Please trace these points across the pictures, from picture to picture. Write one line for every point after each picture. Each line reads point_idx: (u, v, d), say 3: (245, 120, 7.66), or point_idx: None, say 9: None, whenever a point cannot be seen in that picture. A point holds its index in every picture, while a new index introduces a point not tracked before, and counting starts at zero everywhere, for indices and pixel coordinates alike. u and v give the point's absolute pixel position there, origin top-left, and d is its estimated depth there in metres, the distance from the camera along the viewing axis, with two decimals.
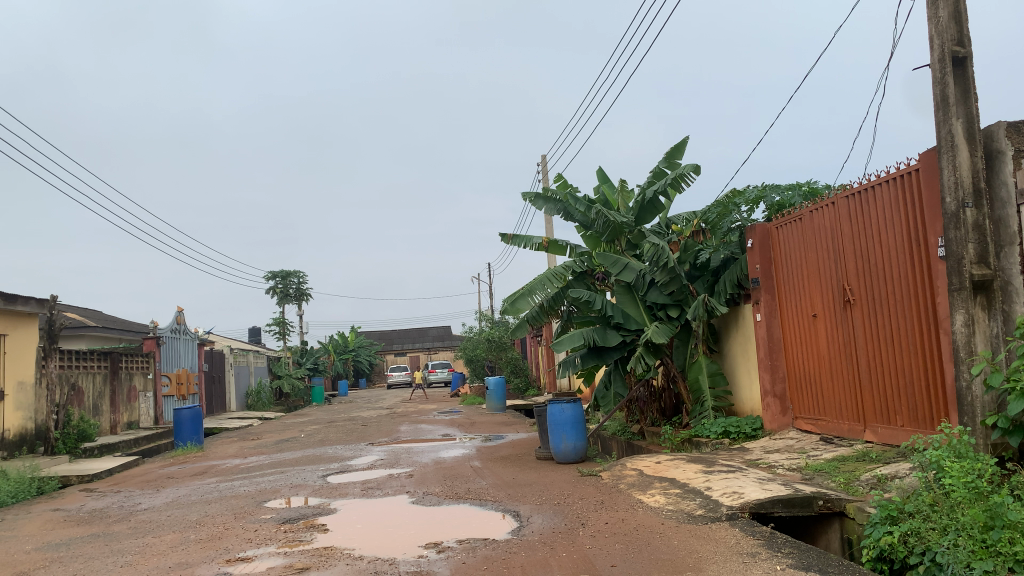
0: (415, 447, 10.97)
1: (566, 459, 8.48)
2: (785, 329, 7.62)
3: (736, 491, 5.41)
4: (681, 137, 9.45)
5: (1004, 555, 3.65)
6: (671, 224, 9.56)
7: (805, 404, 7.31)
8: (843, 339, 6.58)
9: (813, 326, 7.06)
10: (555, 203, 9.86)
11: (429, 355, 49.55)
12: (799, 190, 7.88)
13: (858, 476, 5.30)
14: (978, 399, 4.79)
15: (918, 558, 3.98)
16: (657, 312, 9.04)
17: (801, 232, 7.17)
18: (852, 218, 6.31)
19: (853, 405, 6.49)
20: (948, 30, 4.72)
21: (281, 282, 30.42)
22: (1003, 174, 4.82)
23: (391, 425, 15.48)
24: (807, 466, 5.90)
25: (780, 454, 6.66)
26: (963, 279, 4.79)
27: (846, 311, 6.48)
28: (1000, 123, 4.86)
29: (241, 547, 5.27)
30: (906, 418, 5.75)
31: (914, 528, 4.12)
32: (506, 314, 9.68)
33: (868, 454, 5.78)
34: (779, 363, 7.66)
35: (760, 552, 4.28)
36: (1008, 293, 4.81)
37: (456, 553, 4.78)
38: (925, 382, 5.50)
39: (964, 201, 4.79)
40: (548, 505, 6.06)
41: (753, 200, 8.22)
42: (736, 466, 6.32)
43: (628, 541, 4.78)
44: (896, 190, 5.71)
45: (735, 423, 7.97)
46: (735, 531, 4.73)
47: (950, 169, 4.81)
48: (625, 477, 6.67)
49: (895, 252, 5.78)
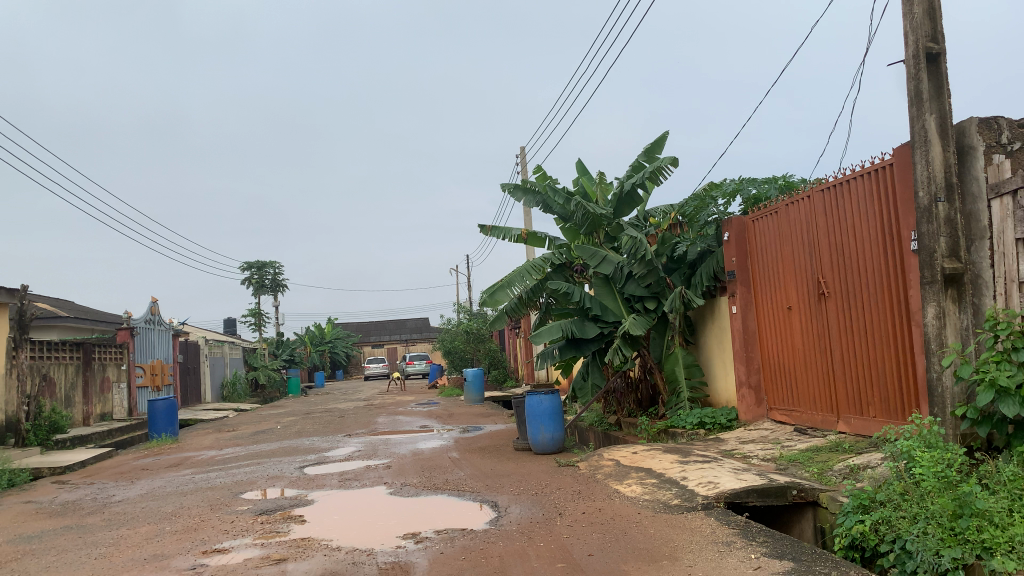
0: (393, 438, 10.95)
1: (544, 449, 8.52)
2: (760, 321, 7.70)
3: (711, 480, 5.46)
4: (661, 131, 9.51)
5: (972, 542, 3.73)
6: (649, 216, 9.61)
7: (779, 394, 7.42)
8: (817, 331, 6.66)
9: (787, 317, 7.15)
10: (534, 194, 9.87)
11: (406, 346, 49.51)
12: (775, 183, 7.98)
13: (832, 465, 5.39)
14: (948, 389, 4.88)
15: (889, 545, 4.09)
16: (634, 304, 9.07)
17: (777, 226, 7.24)
18: (827, 210, 6.38)
19: (826, 396, 6.58)
20: (923, 26, 4.79)
21: (256, 272, 30.13)
22: (975, 169, 4.88)
23: (369, 416, 15.46)
24: (781, 456, 5.98)
25: (755, 444, 6.74)
26: (935, 272, 4.87)
27: (820, 304, 6.57)
28: (973, 118, 4.91)
29: (218, 538, 5.25)
30: (878, 409, 5.84)
31: (885, 517, 4.21)
32: (484, 306, 9.64)
33: (841, 445, 5.87)
34: (754, 355, 7.74)
35: (735, 541, 4.34)
36: (978, 286, 4.89)
37: (434, 543, 4.79)
38: (897, 372, 5.59)
39: (937, 196, 4.88)
40: (526, 495, 6.09)
41: (730, 193, 8.29)
42: (712, 456, 6.38)
43: (605, 531, 4.83)
44: (871, 184, 5.78)
45: (710, 414, 8.04)
46: (711, 520, 4.79)
47: (923, 165, 4.90)
48: (602, 467, 6.71)
49: (869, 247, 5.86)
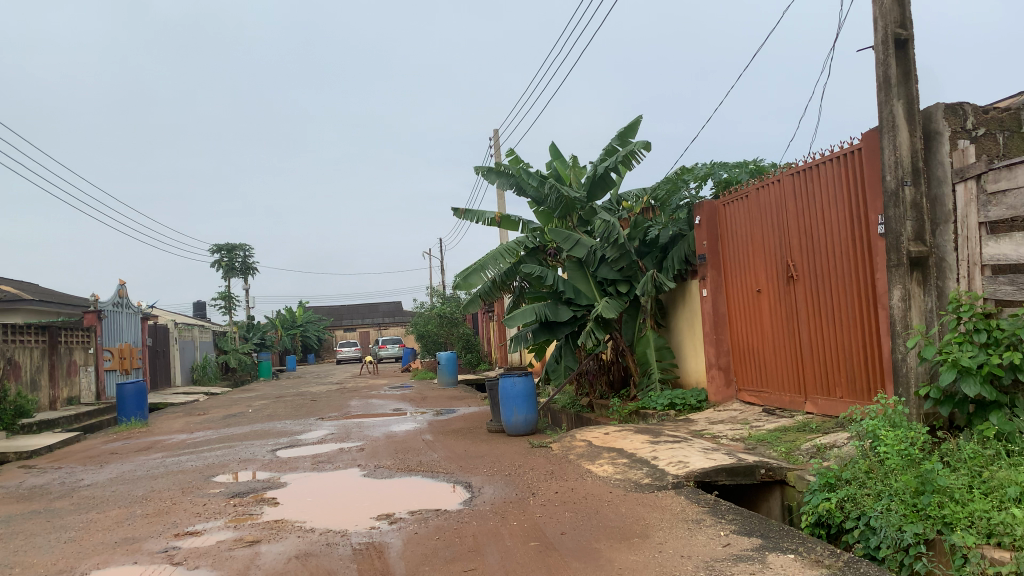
0: (367, 421, 10.94)
1: (516, 431, 8.57)
2: (730, 304, 7.79)
3: (682, 460, 5.54)
4: (634, 116, 9.53)
5: (933, 518, 3.84)
6: (622, 200, 9.67)
7: (748, 376, 7.53)
8: (785, 313, 6.77)
9: (757, 301, 7.25)
10: (507, 177, 9.87)
11: (378, 330, 49.31)
12: (746, 167, 8.07)
13: (799, 445, 5.49)
14: (912, 369, 5.00)
15: (853, 522, 4.20)
16: (607, 288, 9.13)
17: (747, 210, 7.32)
18: (797, 194, 6.46)
19: (794, 378, 6.69)
20: (892, 12, 4.88)
21: (226, 255, 29.77)
22: (940, 154, 4.95)
23: (341, 400, 15.41)
24: (750, 436, 6.08)
25: (725, 425, 6.84)
26: (901, 255, 5.01)
27: (789, 287, 6.67)
28: (939, 104, 4.97)
29: (190, 521, 5.22)
30: (845, 389, 5.96)
31: (850, 495, 4.32)
32: (458, 289, 9.64)
33: (808, 425, 5.98)
34: (724, 337, 7.84)
35: (704, 519, 4.41)
36: (942, 270, 4.98)
37: (408, 524, 4.82)
38: (863, 354, 5.70)
39: (903, 179, 5.01)
40: (500, 476, 6.13)
41: (701, 177, 8.35)
42: (682, 437, 6.47)
43: (577, 510, 4.88)
44: (840, 168, 5.86)
45: (681, 395, 8.14)
46: (681, 498, 4.86)
47: (890, 150, 5.03)
48: (574, 448, 6.78)
49: (837, 231, 5.94)
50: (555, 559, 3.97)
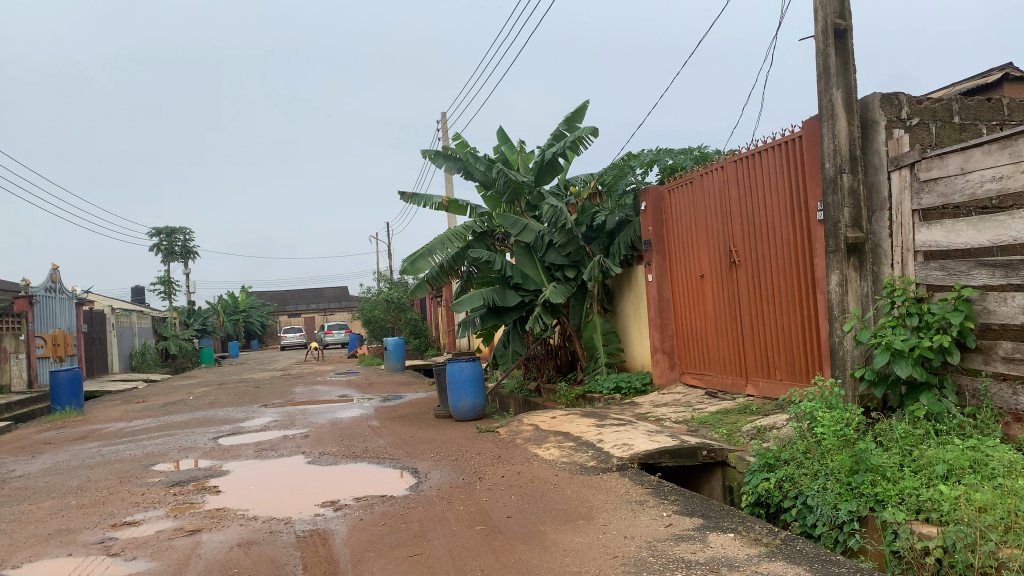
0: (312, 408, 10.81)
1: (464, 416, 8.57)
2: (675, 289, 7.90)
3: (626, 443, 5.62)
4: (582, 102, 9.54)
5: (866, 496, 3.98)
6: (570, 185, 9.70)
7: (691, 359, 7.66)
8: (727, 298, 6.89)
9: (700, 285, 7.36)
10: (455, 161, 9.80)
11: (324, 316, 48.72)
12: (691, 154, 8.18)
13: (740, 427, 5.61)
14: (848, 352, 5.16)
15: (791, 501, 4.33)
16: (554, 272, 9.17)
17: (691, 196, 7.42)
18: (739, 181, 6.57)
19: (735, 361, 6.83)
20: (831, 3, 4.98)
21: (165, 239, 28.99)
22: (876, 143, 5.07)
23: (286, 386, 15.19)
24: (692, 418, 6.19)
25: (668, 407, 6.96)
26: (839, 242, 5.17)
27: (731, 272, 6.79)
28: (876, 94, 5.08)
29: (128, 511, 5.10)
30: (784, 371, 6.11)
31: (788, 475, 4.45)
32: (405, 273, 9.56)
33: (749, 407, 6.12)
34: (668, 322, 7.96)
35: (647, 500, 4.49)
36: (877, 255, 5.13)
37: (353, 510, 4.78)
38: (802, 337, 5.85)
39: (841, 167, 5.15)
40: (446, 461, 6.12)
41: (647, 163, 8.42)
42: (627, 420, 6.56)
43: (523, 493, 4.91)
44: (781, 155, 5.97)
45: (626, 378, 8.24)
46: (625, 480, 4.93)
47: (829, 138, 5.17)
48: (521, 432, 6.81)
49: (778, 216, 6.07)
50: (500, 542, 3.99)
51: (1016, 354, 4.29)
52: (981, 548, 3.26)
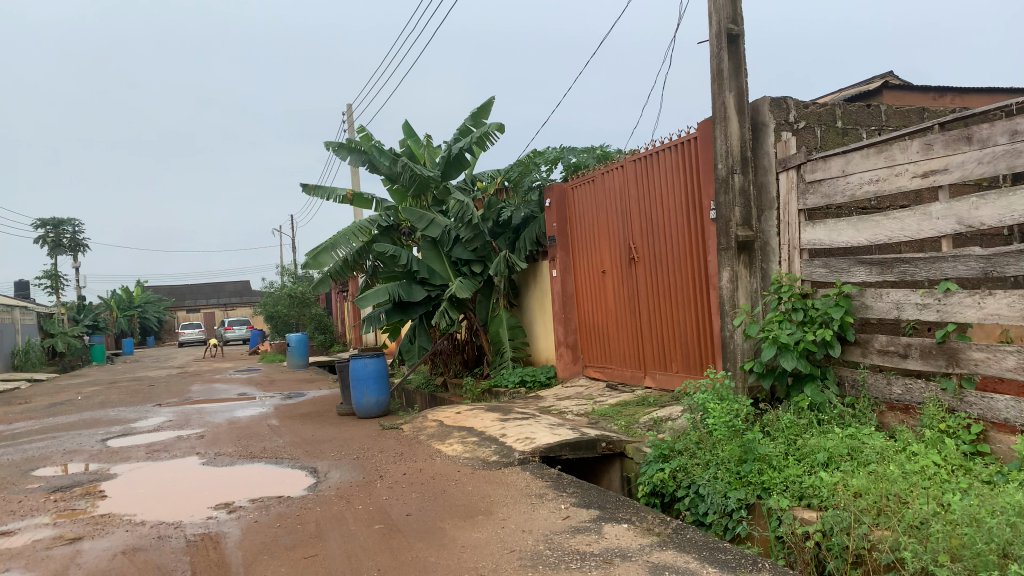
0: (209, 407, 10.45)
1: (368, 413, 8.46)
2: (578, 284, 8.02)
3: (528, 437, 5.67)
4: (488, 97, 9.55)
5: (754, 484, 4.15)
6: (476, 180, 9.70)
7: (593, 352, 7.80)
8: (627, 293, 7.05)
9: (602, 281, 7.50)
10: (359, 154, 9.64)
11: (225, 311, 47.20)
12: (594, 153, 8.32)
13: (638, 418, 5.76)
14: (738, 345, 5.36)
15: (684, 490, 4.48)
16: (461, 267, 9.16)
17: (593, 193, 7.54)
18: (638, 179, 6.73)
19: (634, 354, 7.00)
20: (725, 8, 5.15)
21: (51, 231, 27.45)
22: (766, 145, 5.28)
23: (182, 385, 14.64)
24: (593, 411, 6.31)
25: (571, 400, 7.07)
26: (730, 240, 5.35)
27: (631, 268, 6.93)
28: (765, 97, 5.28)
29: (2, 520, 4.80)
30: (680, 364, 6.30)
31: (682, 465, 4.60)
32: (307, 268, 9.34)
33: (647, 399, 6.28)
34: (571, 316, 8.07)
35: (547, 493, 4.55)
36: (766, 252, 5.36)
37: (248, 512, 4.66)
38: (697, 331, 6.04)
39: (732, 168, 5.33)
40: (347, 460, 6.03)
41: (552, 160, 8.52)
42: (530, 413, 6.62)
43: (424, 490, 4.90)
44: (677, 155, 6.14)
45: (531, 372, 8.33)
46: (525, 474, 4.98)
47: (722, 139, 5.35)
48: (424, 428, 6.78)
49: (674, 215, 6.24)
50: (398, 540, 3.96)
51: (889, 347, 4.62)
52: (856, 531, 3.43)
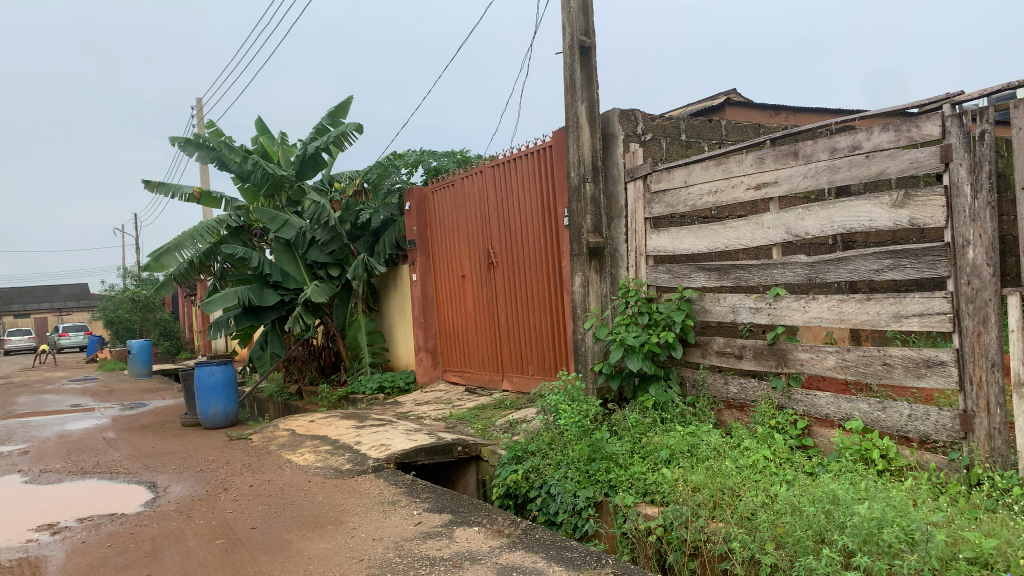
0: (35, 420, 9.64)
1: (214, 424, 8.08)
2: (437, 289, 8.00)
3: (383, 443, 5.59)
4: (346, 97, 9.38)
5: (601, 482, 4.28)
6: (335, 181, 9.48)
7: (452, 357, 7.81)
8: (485, 297, 7.10)
9: (461, 286, 7.52)
10: (208, 150, 9.20)
11: (61, 317, 43.78)
12: (453, 157, 8.34)
13: (494, 422, 5.81)
14: (590, 348, 5.52)
15: (536, 490, 4.56)
16: (317, 270, 8.92)
17: (452, 197, 7.55)
18: (497, 185, 6.80)
19: (493, 357, 7.05)
20: (577, 21, 5.33)
21: None
22: (615, 155, 5.49)
23: (6, 397, 13.42)
24: (450, 416, 6.31)
25: (429, 405, 7.04)
26: (582, 246, 5.50)
27: (489, 272, 6.99)
28: (615, 109, 5.47)
29: None
30: (536, 367, 6.41)
31: (534, 465, 4.69)
32: (149, 269, 8.80)
33: (504, 402, 6.36)
34: (431, 320, 8.04)
35: (399, 500, 4.50)
36: (616, 259, 5.58)
37: (75, 533, 4.32)
38: (552, 335, 6.18)
39: (584, 176, 5.49)
40: (190, 473, 5.72)
41: (411, 163, 8.47)
42: (386, 420, 6.54)
43: (271, 502, 4.72)
44: (534, 162, 6.26)
45: (389, 379, 8.23)
46: (379, 481, 4.91)
47: (574, 147, 5.49)
48: (275, 437, 6.55)
49: (531, 221, 6.35)
50: (240, 555, 3.79)
51: (725, 348, 4.92)
52: (693, 525, 3.61)
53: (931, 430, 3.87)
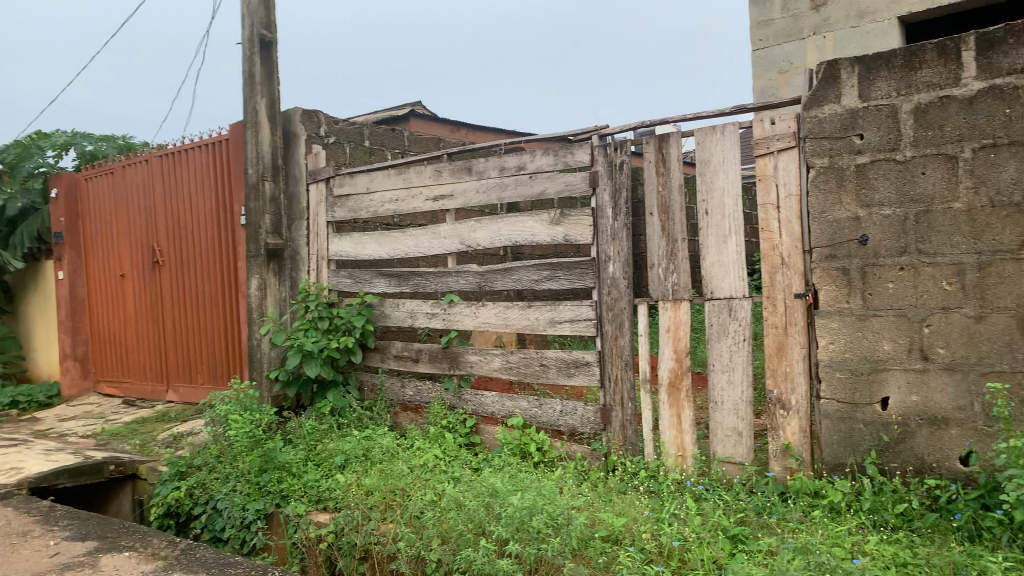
0: None
1: None
2: (91, 289, 7.16)
3: (14, 466, 4.84)
4: None
5: (272, 493, 4.15)
6: None
7: (107, 365, 7.02)
8: (149, 300, 6.51)
9: (119, 285, 6.81)
10: None
11: None
12: (113, 143, 7.54)
13: (155, 436, 5.34)
14: (265, 354, 5.32)
15: (201, 507, 4.28)
16: None
17: (110, 187, 6.82)
18: (164, 177, 6.27)
19: (156, 366, 6.48)
20: (257, 12, 5.16)
21: None
22: (297, 155, 5.40)
23: None
24: (101, 432, 5.66)
25: (76, 420, 6.25)
26: (259, 247, 5.31)
27: (153, 272, 6.42)
28: (297, 108, 5.36)
29: None
30: (206, 375, 6.03)
31: (199, 481, 4.39)
32: None
33: (167, 414, 5.88)
34: (81, 325, 7.17)
35: (32, 530, 3.92)
36: (295, 261, 5.50)
37: None
38: (224, 340, 5.85)
39: (263, 174, 5.30)
40: None
41: (60, 145, 7.48)
42: (20, 439, 5.68)
43: None
44: (208, 156, 5.89)
45: (26, 391, 7.16)
46: (6, 511, 4.24)
47: (252, 144, 5.28)
48: None
49: (204, 218, 5.96)
50: None
51: (403, 352, 5.07)
52: (364, 528, 3.65)
53: (577, 424, 4.47)
